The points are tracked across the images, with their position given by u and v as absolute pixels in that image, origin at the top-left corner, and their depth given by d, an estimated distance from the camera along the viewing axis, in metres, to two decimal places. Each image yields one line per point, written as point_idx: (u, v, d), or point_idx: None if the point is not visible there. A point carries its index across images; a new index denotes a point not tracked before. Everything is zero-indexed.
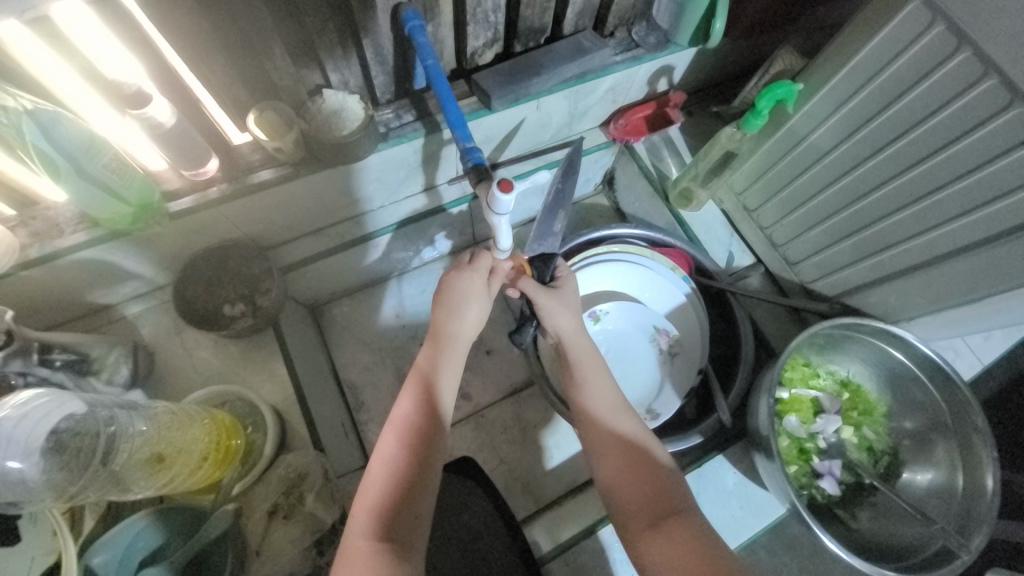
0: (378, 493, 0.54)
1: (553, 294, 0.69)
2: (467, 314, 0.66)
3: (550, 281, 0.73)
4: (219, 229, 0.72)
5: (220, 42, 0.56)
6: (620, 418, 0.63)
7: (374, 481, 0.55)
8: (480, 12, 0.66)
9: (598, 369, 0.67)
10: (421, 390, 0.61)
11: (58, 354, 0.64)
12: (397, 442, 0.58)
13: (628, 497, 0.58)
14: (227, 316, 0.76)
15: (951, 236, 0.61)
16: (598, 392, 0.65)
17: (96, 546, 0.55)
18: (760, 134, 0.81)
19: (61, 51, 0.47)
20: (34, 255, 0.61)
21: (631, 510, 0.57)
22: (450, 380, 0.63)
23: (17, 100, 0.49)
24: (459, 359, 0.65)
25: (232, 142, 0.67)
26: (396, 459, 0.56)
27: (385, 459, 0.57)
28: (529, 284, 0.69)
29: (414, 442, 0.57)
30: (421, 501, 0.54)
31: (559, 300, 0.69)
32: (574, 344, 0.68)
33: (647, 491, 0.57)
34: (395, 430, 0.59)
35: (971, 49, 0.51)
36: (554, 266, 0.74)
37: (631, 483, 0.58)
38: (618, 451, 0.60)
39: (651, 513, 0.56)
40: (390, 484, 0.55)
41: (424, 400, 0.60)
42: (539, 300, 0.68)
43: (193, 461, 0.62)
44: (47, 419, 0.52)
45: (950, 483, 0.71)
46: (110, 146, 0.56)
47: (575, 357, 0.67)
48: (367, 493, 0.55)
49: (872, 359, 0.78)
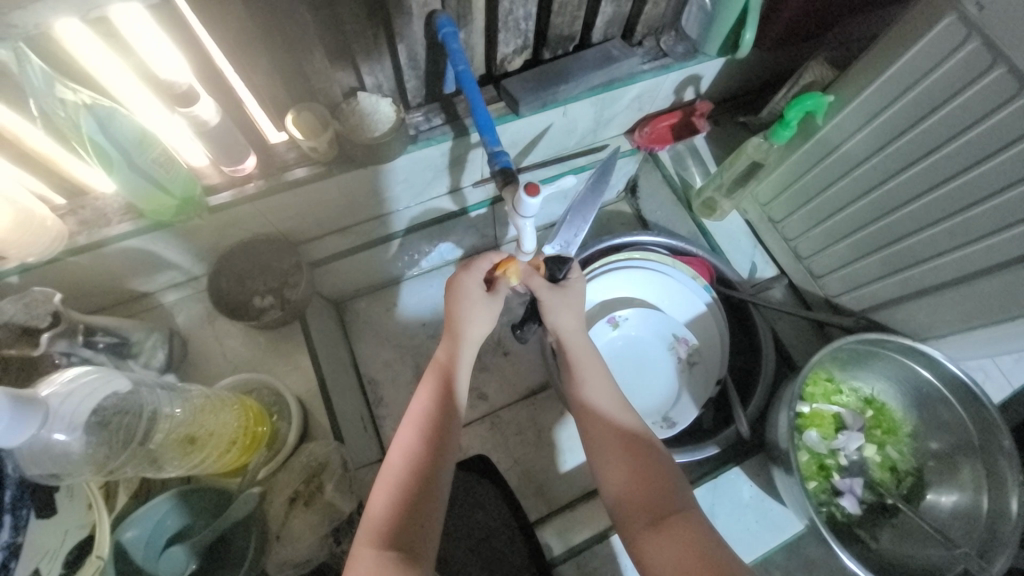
0: (394, 490, 0.56)
1: (557, 292, 0.69)
2: (478, 311, 0.67)
3: (561, 281, 0.71)
4: (253, 223, 0.75)
5: (263, 44, 0.58)
6: (623, 417, 0.64)
7: (388, 478, 0.57)
8: (511, 20, 0.68)
9: (598, 365, 0.67)
10: (435, 387, 0.63)
11: (101, 337, 0.67)
12: (411, 438, 0.59)
13: (628, 498, 0.58)
14: (257, 307, 0.80)
15: (985, 253, 0.59)
16: (604, 390, 0.65)
17: (129, 521, 0.58)
18: (787, 146, 0.80)
19: (113, 46, 0.50)
20: (82, 242, 0.65)
21: (629, 510, 0.57)
22: (460, 380, 0.64)
23: (77, 95, 0.52)
24: (471, 355, 0.67)
25: (270, 141, 0.70)
26: (410, 457, 0.58)
27: (398, 456, 0.58)
28: (537, 281, 0.69)
29: (429, 441, 0.59)
30: (434, 499, 0.56)
31: (562, 298, 0.69)
32: (574, 344, 0.68)
33: (647, 495, 0.57)
34: (409, 425, 0.60)
35: (1006, 65, 0.50)
36: (568, 267, 0.72)
37: (635, 483, 0.58)
38: (622, 455, 0.60)
39: (653, 514, 0.56)
40: (404, 482, 0.56)
41: (436, 399, 0.62)
42: (544, 298, 0.69)
43: (222, 445, 0.64)
44: (92, 397, 0.55)
45: (975, 507, 0.69)
46: (159, 142, 0.59)
47: (578, 356, 0.68)
48: (382, 491, 0.56)
49: (898, 376, 0.76)
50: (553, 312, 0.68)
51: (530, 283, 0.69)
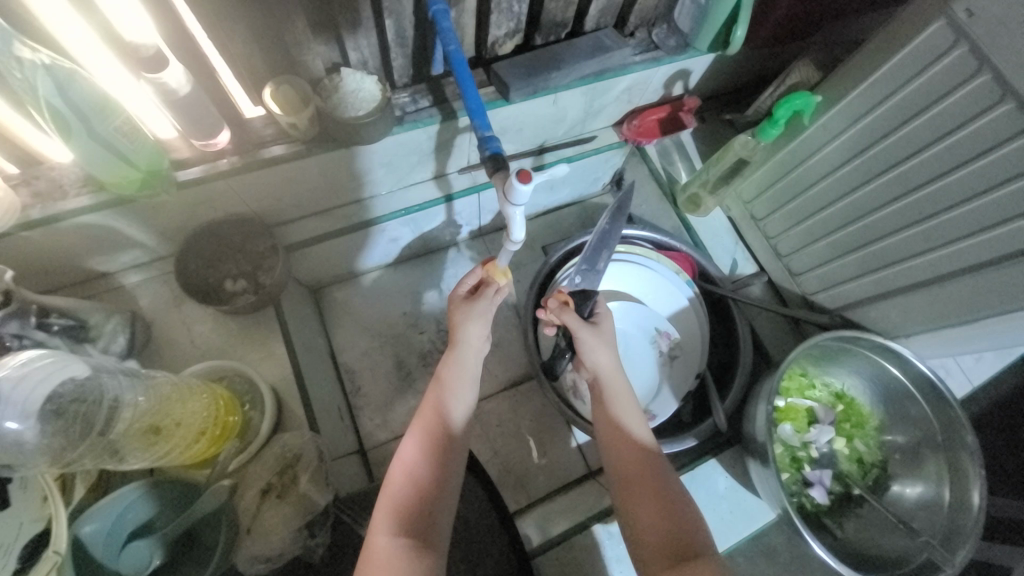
0: (399, 504, 0.56)
1: (594, 330, 0.70)
2: (477, 315, 0.67)
3: (589, 317, 0.74)
4: (226, 202, 0.71)
5: (240, 9, 0.54)
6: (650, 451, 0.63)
7: (393, 486, 0.57)
8: (505, 1, 0.66)
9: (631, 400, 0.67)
10: (435, 399, 0.63)
11: (56, 319, 0.62)
12: (415, 450, 0.59)
13: (648, 534, 0.58)
14: (228, 291, 0.76)
15: (959, 254, 0.61)
16: (634, 423, 0.65)
17: (86, 516, 0.54)
18: (773, 144, 0.81)
19: (74, 2, 0.46)
20: (35, 216, 0.60)
21: (650, 550, 0.57)
22: (459, 392, 0.64)
23: (34, 53, 0.48)
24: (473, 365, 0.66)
25: (244, 115, 0.66)
26: (416, 470, 0.58)
27: (402, 465, 0.58)
28: (572, 317, 0.70)
29: (433, 448, 0.59)
30: (436, 506, 0.56)
31: (601, 338, 0.70)
32: (610, 385, 0.67)
33: (666, 532, 0.57)
34: (412, 437, 0.60)
35: (990, 72, 0.51)
36: (593, 303, 0.75)
37: (656, 521, 0.58)
38: (648, 495, 0.60)
39: (675, 554, 0.55)
40: (410, 489, 0.56)
41: (442, 410, 0.62)
42: (582, 336, 0.69)
43: (190, 436, 0.60)
44: (45, 384, 0.51)
45: (937, 497, 0.72)
46: (122, 109, 0.55)
47: (612, 395, 0.67)
48: (385, 498, 0.56)
49: (867, 372, 0.79)
50: (591, 351, 0.69)
51: (568, 319, 0.70)
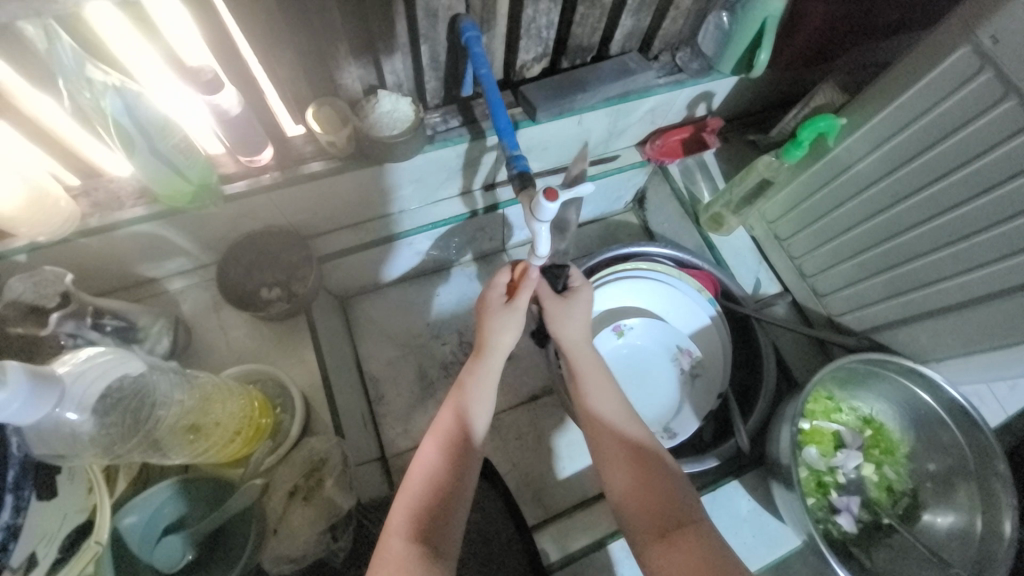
0: (420, 491, 0.58)
1: (561, 301, 0.71)
2: (512, 324, 0.68)
3: (562, 290, 0.74)
4: (265, 215, 0.75)
5: (288, 37, 0.59)
6: (631, 425, 0.64)
7: (412, 486, 0.59)
8: (534, 27, 0.69)
9: (605, 376, 0.68)
10: (453, 405, 0.65)
11: (109, 320, 0.67)
12: (432, 452, 0.61)
13: (637, 507, 0.58)
14: (264, 299, 0.79)
15: (992, 278, 0.60)
16: (614, 402, 0.66)
17: (130, 507, 0.57)
18: (797, 165, 0.81)
19: (140, 27, 0.51)
20: (95, 224, 0.64)
21: (640, 524, 0.57)
22: (485, 387, 0.66)
23: (107, 76, 0.53)
24: (496, 372, 0.68)
25: (287, 134, 0.71)
26: (432, 468, 0.60)
27: (420, 468, 0.60)
28: (544, 288, 0.71)
29: (447, 453, 0.61)
30: (453, 507, 0.57)
31: (568, 307, 0.71)
32: (581, 357, 0.69)
33: (657, 505, 0.57)
34: (431, 442, 0.62)
35: (1018, 96, 0.51)
36: (567, 276, 0.75)
37: (644, 494, 0.58)
38: (632, 466, 0.61)
39: (664, 524, 0.56)
40: (426, 491, 0.58)
41: (457, 415, 0.64)
42: (548, 306, 0.71)
43: (226, 435, 0.63)
44: (99, 382, 0.54)
45: (970, 529, 0.69)
46: (179, 127, 0.60)
47: (583, 369, 0.69)
48: (403, 498, 0.58)
49: (897, 397, 0.77)
50: (562, 322, 0.70)
51: (539, 291, 0.71)
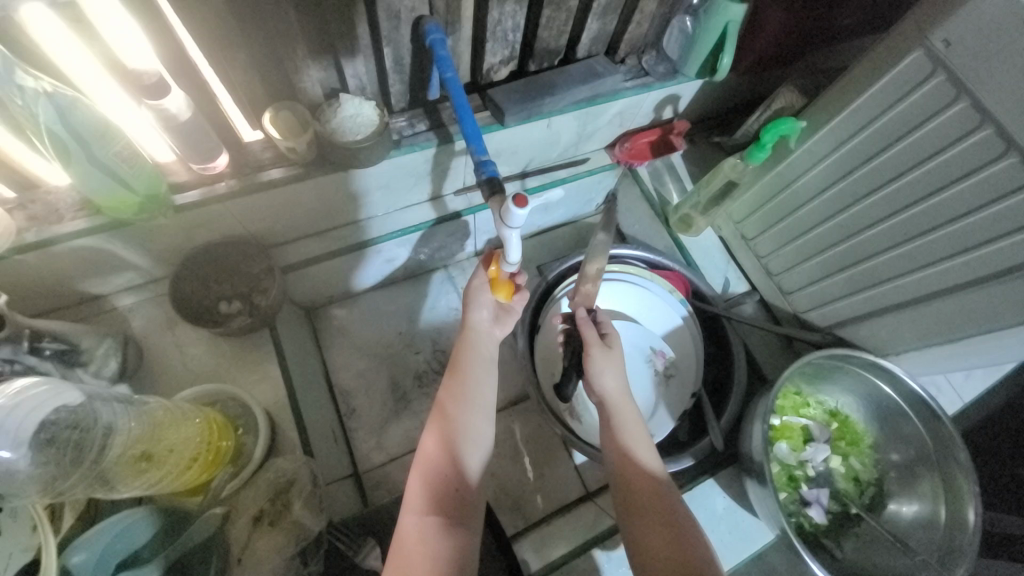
0: (420, 526, 0.55)
1: (606, 351, 0.71)
2: (481, 302, 0.72)
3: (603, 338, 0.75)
4: (222, 225, 0.71)
5: (242, 38, 0.56)
6: (647, 459, 0.64)
7: (408, 518, 0.57)
8: (500, 30, 0.68)
9: (641, 422, 0.68)
10: (445, 427, 0.63)
11: (48, 342, 0.61)
12: (423, 482, 0.59)
13: (651, 545, 0.57)
14: (223, 313, 0.75)
15: (945, 273, 0.63)
16: (633, 436, 0.65)
17: (76, 545, 0.52)
18: (761, 166, 0.83)
19: (77, 31, 0.46)
20: (30, 240, 0.59)
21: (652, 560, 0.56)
22: (482, 406, 0.65)
23: (38, 82, 0.49)
24: (489, 375, 0.68)
25: (243, 139, 0.67)
26: (426, 497, 0.58)
27: (416, 500, 0.58)
28: (590, 335, 0.73)
29: (443, 482, 0.59)
30: (450, 538, 0.55)
31: (613, 359, 0.71)
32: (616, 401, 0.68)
33: (671, 546, 0.57)
34: (423, 470, 0.60)
35: (968, 98, 0.54)
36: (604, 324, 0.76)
37: (659, 534, 0.58)
38: (647, 506, 0.60)
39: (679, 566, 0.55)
40: (423, 522, 0.56)
41: (450, 439, 0.62)
42: (595, 356, 0.71)
43: (182, 461, 0.60)
44: (36, 412, 0.49)
45: (933, 515, 0.72)
46: (122, 134, 0.56)
47: (616, 410, 0.68)
48: (401, 533, 0.56)
49: (861, 391, 0.80)
50: (601, 372, 0.70)
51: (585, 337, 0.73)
